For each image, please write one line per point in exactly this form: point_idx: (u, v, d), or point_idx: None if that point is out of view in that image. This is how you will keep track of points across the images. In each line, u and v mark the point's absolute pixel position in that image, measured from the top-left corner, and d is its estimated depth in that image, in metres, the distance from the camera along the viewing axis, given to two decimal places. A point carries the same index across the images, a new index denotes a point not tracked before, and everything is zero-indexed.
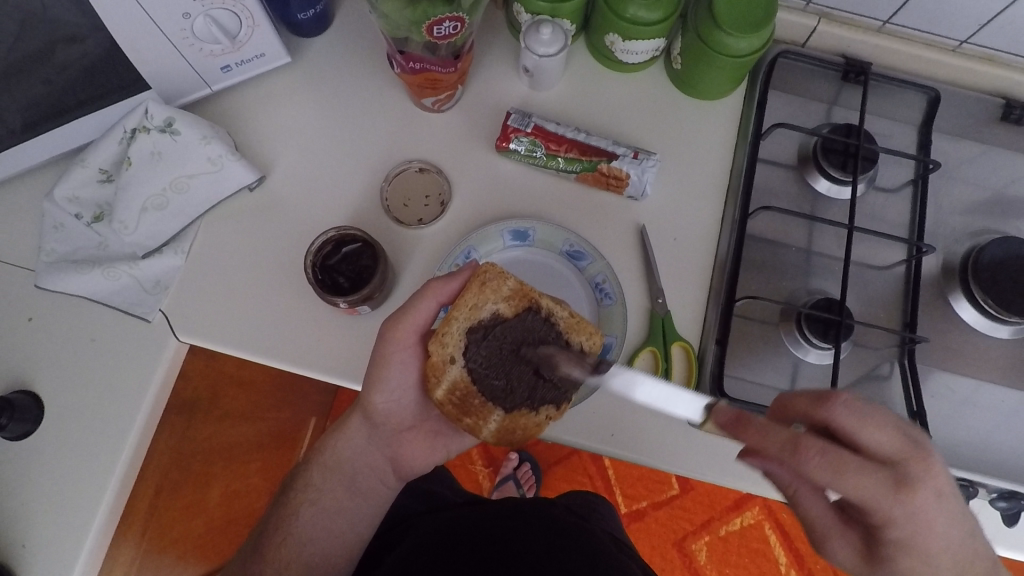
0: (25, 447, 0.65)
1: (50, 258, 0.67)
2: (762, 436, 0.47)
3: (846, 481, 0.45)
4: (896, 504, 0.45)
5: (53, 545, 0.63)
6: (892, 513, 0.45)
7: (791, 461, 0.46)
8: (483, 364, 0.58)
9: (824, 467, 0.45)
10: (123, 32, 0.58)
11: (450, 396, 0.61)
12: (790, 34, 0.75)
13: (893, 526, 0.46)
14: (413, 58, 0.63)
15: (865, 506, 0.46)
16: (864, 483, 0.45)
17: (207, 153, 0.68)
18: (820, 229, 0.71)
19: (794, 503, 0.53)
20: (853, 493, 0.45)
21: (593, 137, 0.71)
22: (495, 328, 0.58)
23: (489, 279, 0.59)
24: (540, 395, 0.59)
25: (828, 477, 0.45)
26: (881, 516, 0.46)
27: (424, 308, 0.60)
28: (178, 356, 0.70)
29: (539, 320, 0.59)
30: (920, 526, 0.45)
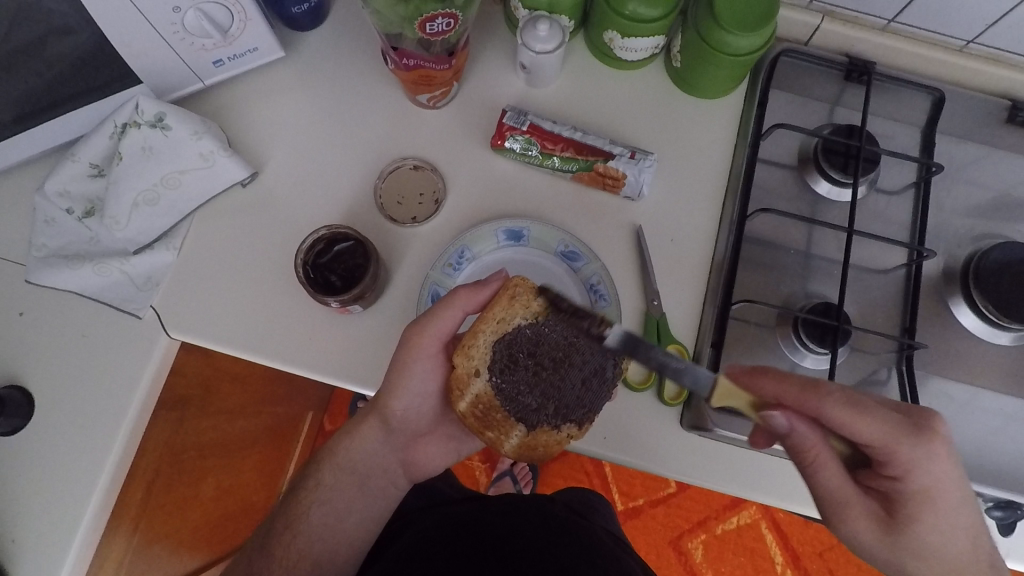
0: (15, 443, 0.65)
1: (41, 253, 0.66)
2: (780, 383, 0.53)
3: (864, 417, 0.51)
4: (906, 445, 0.50)
5: (43, 541, 0.63)
6: (909, 453, 0.50)
7: (811, 401, 0.52)
8: (507, 378, 0.59)
9: (846, 406, 0.51)
10: (113, 26, 0.57)
11: (473, 408, 0.62)
12: (792, 33, 0.74)
13: (911, 470, 0.50)
14: (407, 54, 0.62)
15: (884, 448, 0.50)
16: (878, 422, 0.50)
17: (199, 149, 0.67)
18: (819, 232, 0.70)
19: (809, 473, 0.54)
20: (869, 433, 0.51)
21: (590, 136, 0.70)
22: (523, 342, 0.59)
23: (518, 295, 0.59)
24: (561, 414, 0.60)
25: (845, 414, 0.51)
26: (896, 460, 0.51)
27: (450, 318, 0.60)
28: (169, 352, 0.69)
29: (566, 336, 0.58)
30: (931, 469, 0.50)
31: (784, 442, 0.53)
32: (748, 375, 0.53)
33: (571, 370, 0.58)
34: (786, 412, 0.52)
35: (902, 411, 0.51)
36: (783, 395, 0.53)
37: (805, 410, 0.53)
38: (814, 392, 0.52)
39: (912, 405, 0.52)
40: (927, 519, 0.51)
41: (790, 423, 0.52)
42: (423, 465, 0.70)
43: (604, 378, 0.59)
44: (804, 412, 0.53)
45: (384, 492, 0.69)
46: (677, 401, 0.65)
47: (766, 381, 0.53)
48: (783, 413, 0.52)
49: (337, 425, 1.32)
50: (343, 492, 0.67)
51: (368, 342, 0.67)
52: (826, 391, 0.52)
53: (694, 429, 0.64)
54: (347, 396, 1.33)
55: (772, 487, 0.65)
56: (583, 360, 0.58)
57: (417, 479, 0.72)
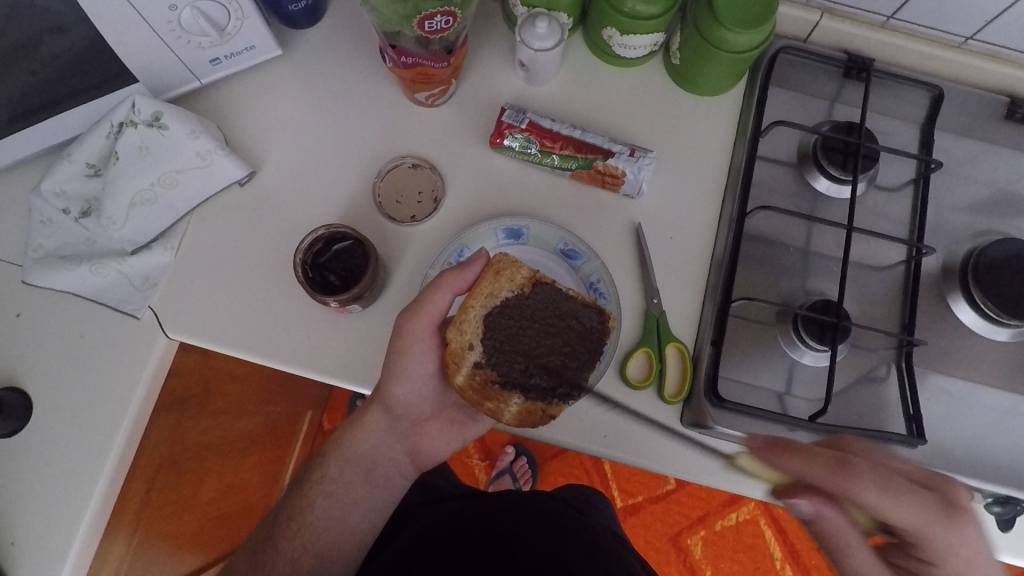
0: (13, 446, 0.64)
1: (38, 254, 0.66)
2: (805, 463, 0.51)
3: (897, 501, 0.48)
4: (944, 529, 0.47)
5: (42, 543, 0.62)
6: (946, 539, 0.47)
7: (840, 485, 0.49)
8: (502, 345, 0.59)
9: (879, 491, 0.48)
10: (109, 25, 0.56)
11: (470, 382, 0.60)
12: (791, 29, 0.73)
13: (942, 553, 0.48)
14: (405, 53, 0.62)
15: (919, 532, 0.48)
16: (913, 506, 0.48)
17: (196, 148, 0.67)
18: (819, 229, 0.70)
19: (835, 554, 0.52)
20: (904, 518, 0.48)
21: (589, 134, 0.70)
22: (513, 310, 0.60)
23: (503, 267, 0.61)
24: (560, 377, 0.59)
25: (879, 501, 0.48)
26: (932, 543, 0.48)
27: (439, 300, 0.61)
28: (167, 352, 0.69)
29: (553, 298, 0.60)
30: (962, 551, 0.47)
31: (811, 524, 0.52)
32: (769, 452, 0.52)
33: (564, 333, 0.60)
34: (808, 494, 0.51)
35: (937, 492, 0.49)
36: (811, 475, 0.51)
37: (835, 494, 0.50)
38: (845, 474, 0.49)
39: (937, 480, 0.50)
40: None
41: (817, 505, 0.51)
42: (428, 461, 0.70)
43: (591, 340, 0.61)
44: (832, 496, 0.50)
45: (386, 493, 0.69)
46: (678, 398, 0.65)
47: (788, 458, 0.51)
48: (806, 496, 0.51)
49: (336, 423, 1.32)
50: (346, 494, 0.67)
51: (368, 340, 0.67)
52: (857, 472, 0.49)
53: (695, 425, 0.64)
54: (346, 395, 1.33)
55: None
56: (570, 324, 0.60)
57: (422, 468, 0.72)
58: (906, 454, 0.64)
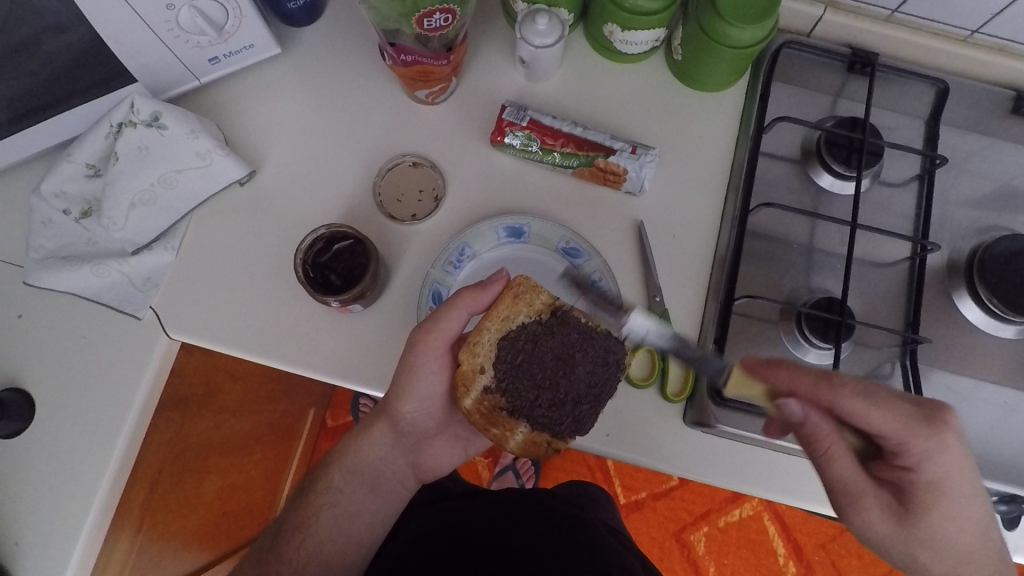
0: (17, 447, 0.64)
1: (39, 255, 0.66)
2: (796, 373, 0.53)
3: (878, 406, 0.50)
4: (921, 437, 0.49)
5: (46, 542, 0.63)
6: (922, 445, 0.50)
7: (824, 392, 0.52)
8: (515, 370, 0.59)
9: (861, 397, 0.51)
10: (107, 25, 0.56)
11: (478, 405, 0.60)
12: (795, 23, 0.73)
13: (923, 460, 0.50)
14: (405, 50, 0.61)
15: (897, 438, 0.50)
16: (892, 413, 0.50)
17: (196, 148, 0.66)
18: (822, 226, 0.70)
19: (823, 464, 0.54)
20: (882, 424, 0.50)
21: (590, 131, 0.69)
22: (530, 336, 0.59)
23: (522, 293, 0.60)
24: (572, 411, 0.58)
25: (860, 406, 0.51)
26: (910, 451, 0.50)
27: (454, 320, 0.60)
28: (169, 352, 0.69)
29: (568, 334, 0.59)
30: (945, 459, 0.50)
31: (798, 433, 0.54)
32: (763, 367, 0.55)
33: (579, 367, 0.58)
34: (801, 401, 0.53)
35: (916, 404, 0.51)
36: (799, 387, 0.53)
37: (820, 400, 0.53)
38: (828, 383, 0.52)
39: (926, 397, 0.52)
40: (940, 510, 0.51)
41: (804, 412, 0.53)
42: (426, 460, 0.70)
43: (606, 379, 0.58)
44: (819, 403, 0.53)
45: (388, 492, 0.69)
46: (680, 397, 0.65)
47: (779, 372, 0.54)
48: (797, 401, 0.53)
49: (339, 422, 1.32)
50: (348, 494, 0.67)
51: (370, 341, 0.67)
52: (840, 383, 0.52)
53: (698, 425, 0.64)
54: (348, 393, 1.33)
55: (779, 484, 0.65)
56: (586, 361, 0.58)
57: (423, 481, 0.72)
58: None
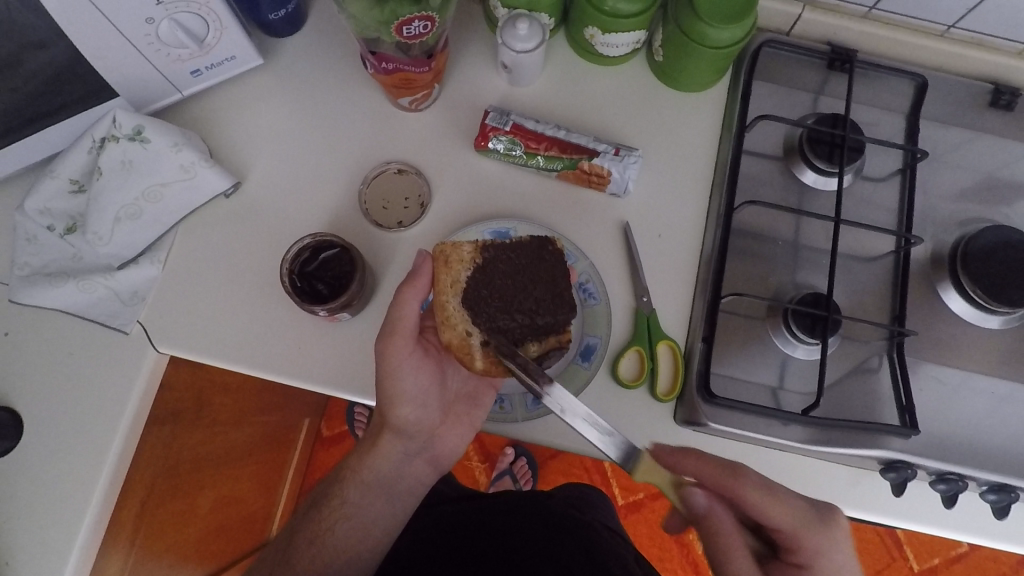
0: (6, 466, 0.64)
1: (24, 272, 0.66)
2: (701, 462, 0.56)
3: (781, 499, 0.54)
4: (815, 532, 0.54)
5: (37, 561, 0.62)
6: (815, 538, 0.54)
7: (728, 481, 0.55)
8: (490, 314, 0.63)
9: (766, 492, 0.54)
10: (88, 41, 0.56)
11: (488, 356, 0.64)
12: (774, 22, 0.73)
13: (817, 556, 0.54)
14: (385, 58, 0.62)
15: (794, 531, 0.54)
16: (789, 509, 0.54)
17: (180, 161, 0.66)
18: (807, 222, 0.70)
19: (724, 559, 0.54)
20: (779, 518, 0.54)
21: (574, 134, 0.69)
22: (479, 287, 0.64)
23: (449, 256, 0.64)
24: (557, 306, 0.64)
25: (759, 497, 0.54)
26: (804, 546, 0.54)
27: (411, 311, 0.62)
28: (158, 366, 0.69)
29: (503, 257, 0.64)
30: (837, 555, 0.54)
31: (699, 526, 0.55)
32: (674, 455, 0.57)
33: (530, 273, 0.64)
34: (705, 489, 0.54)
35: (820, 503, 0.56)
36: (704, 473, 0.56)
37: (723, 491, 0.55)
38: (732, 475, 0.55)
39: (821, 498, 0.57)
40: None
41: (708, 505, 0.54)
42: (441, 462, 0.71)
43: (557, 265, 0.65)
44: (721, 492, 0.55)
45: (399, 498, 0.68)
46: (670, 397, 0.65)
47: (690, 460, 0.56)
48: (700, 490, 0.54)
49: (335, 430, 1.32)
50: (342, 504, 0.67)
51: (358, 349, 0.67)
52: (746, 474, 0.55)
53: (689, 423, 0.64)
54: (343, 402, 1.33)
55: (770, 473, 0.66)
56: (531, 268, 0.64)
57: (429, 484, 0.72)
58: (900, 445, 0.64)
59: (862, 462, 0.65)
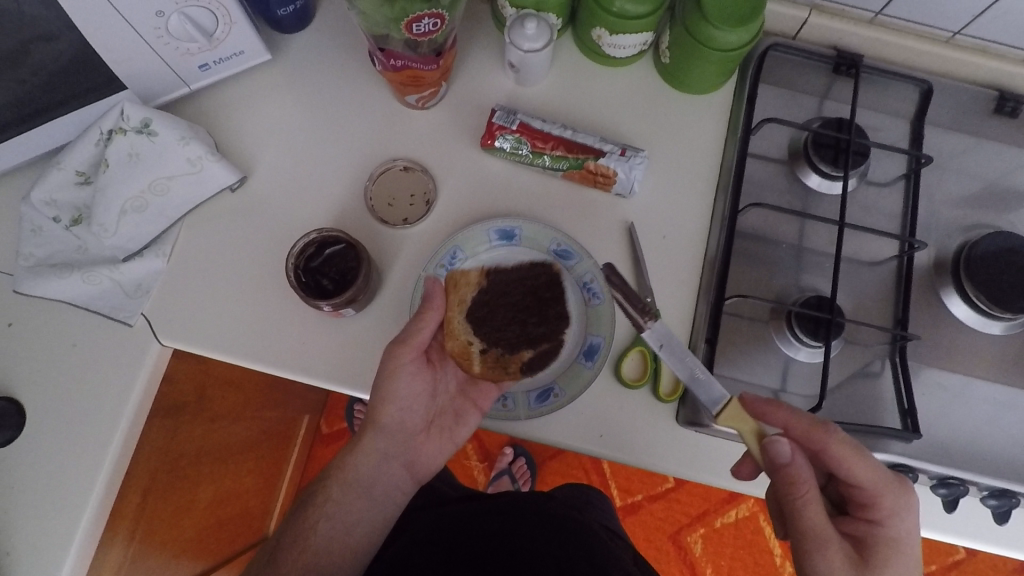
0: (7, 456, 0.64)
1: (29, 263, 0.66)
2: (792, 416, 0.56)
3: (864, 459, 0.54)
4: (892, 493, 0.54)
5: (37, 553, 0.62)
6: (893, 500, 0.54)
7: (819, 435, 0.54)
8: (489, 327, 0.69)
9: (855, 452, 0.54)
10: (97, 33, 0.56)
11: (484, 364, 0.68)
12: (780, 26, 0.74)
13: (890, 516, 0.54)
14: (394, 55, 0.61)
15: (875, 489, 0.54)
16: (874, 468, 0.54)
17: (187, 154, 0.66)
18: (811, 225, 0.70)
19: (797, 510, 0.53)
20: (863, 476, 0.54)
21: (580, 134, 0.69)
22: (481, 305, 0.69)
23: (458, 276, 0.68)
24: (554, 321, 0.68)
25: (849, 456, 0.54)
26: (879, 505, 0.55)
27: (431, 324, 0.63)
28: (161, 359, 0.68)
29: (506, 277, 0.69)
30: (906, 518, 0.55)
31: (777, 476, 0.54)
32: (765, 408, 0.57)
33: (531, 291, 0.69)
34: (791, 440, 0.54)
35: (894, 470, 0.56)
36: (794, 427, 0.56)
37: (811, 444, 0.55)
38: (825, 430, 0.54)
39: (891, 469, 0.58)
40: (891, 563, 0.53)
41: (792, 455, 0.53)
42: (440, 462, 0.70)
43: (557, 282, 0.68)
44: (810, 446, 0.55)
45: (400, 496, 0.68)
46: (672, 397, 0.65)
47: (782, 414, 0.56)
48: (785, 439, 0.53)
49: (334, 428, 1.32)
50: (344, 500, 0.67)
51: (361, 346, 0.67)
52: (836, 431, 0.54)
53: (691, 424, 0.64)
54: (342, 399, 1.33)
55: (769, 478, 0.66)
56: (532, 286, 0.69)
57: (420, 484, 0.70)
58: (901, 449, 0.64)
59: None
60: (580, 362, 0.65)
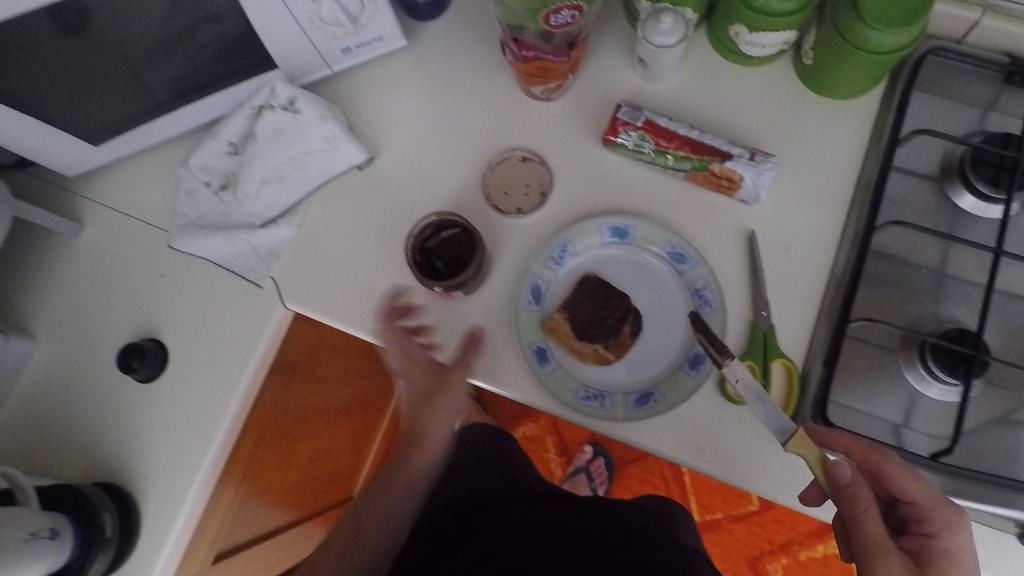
0: (150, 392, 0.72)
1: (183, 222, 0.73)
2: (847, 439, 0.55)
3: (916, 478, 0.53)
4: (951, 511, 0.52)
5: (168, 480, 0.70)
6: (949, 517, 0.52)
7: (876, 456, 0.53)
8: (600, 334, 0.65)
9: (905, 468, 0.53)
10: (259, 16, 0.61)
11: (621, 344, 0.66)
12: (944, 29, 0.67)
13: (948, 535, 0.52)
14: (527, 46, 0.62)
15: (929, 507, 0.52)
16: (926, 485, 0.53)
17: (323, 133, 0.70)
18: (958, 250, 0.64)
19: (856, 524, 0.52)
20: (918, 494, 0.53)
21: (708, 135, 0.67)
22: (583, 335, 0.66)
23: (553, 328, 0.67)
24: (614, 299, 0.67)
25: (904, 474, 0.52)
26: (934, 523, 0.53)
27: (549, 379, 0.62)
28: (284, 320, 0.74)
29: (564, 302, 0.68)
30: (962, 536, 0.52)
31: (836, 495, 0.53)
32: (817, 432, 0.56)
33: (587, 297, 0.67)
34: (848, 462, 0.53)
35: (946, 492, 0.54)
36: (852, 450, 0.54)
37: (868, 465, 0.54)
38: (881, 452, 0.53)
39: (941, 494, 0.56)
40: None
41: (853, 476, 0.52)
42: None
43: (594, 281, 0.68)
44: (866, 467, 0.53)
45: None
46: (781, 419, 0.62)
47: (835, 437, 0.55)
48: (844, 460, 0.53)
49: None
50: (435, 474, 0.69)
51: (466, 328, 0.69)
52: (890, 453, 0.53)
53: None
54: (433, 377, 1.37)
55: None
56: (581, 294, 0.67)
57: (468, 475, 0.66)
58: None
59: (994, 521, 0.59)
60: (685, 370, 0.64)
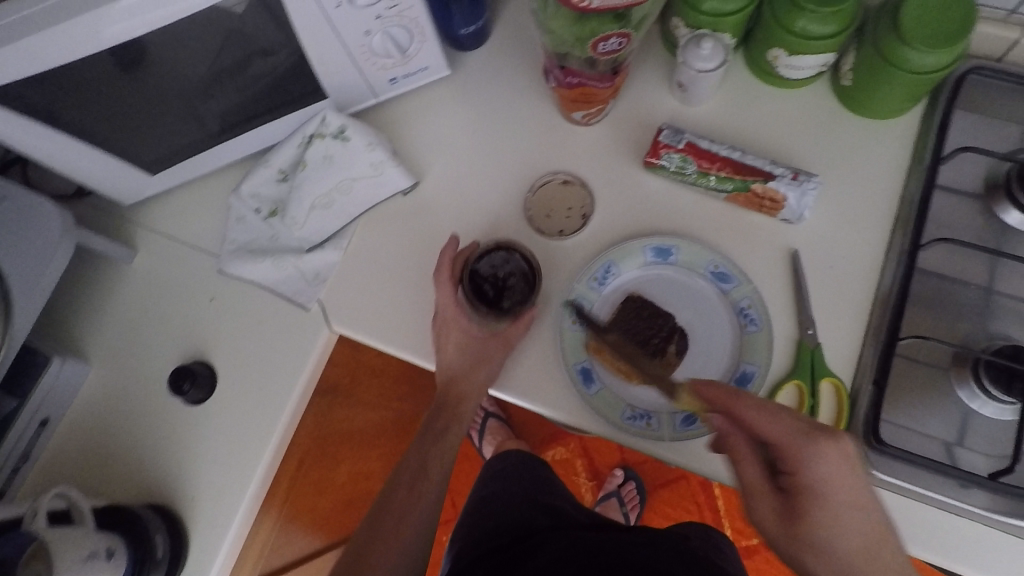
0: (198, 413, 0.73)
1: (232, 247, 0.75)
2: (718, 389, 0.57)
3: (768, 418, 0.54)
4: (806, 448, 0.52)
5: (215, 500, 0.71)
6: (807, 455, 0.53)
7: (729, 402, 0.56)
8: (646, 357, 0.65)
9: (756, 409, 0.55)
10: (313, 49, 0.64)
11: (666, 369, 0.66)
12: (983, 49, 0.67)
13: (803, 468, 0.53)
14: (572, 72, 0.64)
15: (790, 446, 0.53)
16: (783, 422, 0.54)
17: (371, 159, 0.72)
18: (1006, 267, 0.64)
19: (736, 463, 0.58)
20: (772, 432, 0.54)
21: (750, 156, 0.67)
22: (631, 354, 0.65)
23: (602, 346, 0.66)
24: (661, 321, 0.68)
25: (756, 416, 0.55)
26: (790, 459, 0.54)
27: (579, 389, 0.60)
28: (329, 342, 0.75)
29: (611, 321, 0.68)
30: (825, 468, 0.52)
31: (723, 441, 0.59)
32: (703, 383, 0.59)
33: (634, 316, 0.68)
34: (721, 414, 0.58)
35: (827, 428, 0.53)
36: (713, 398, 0.57)
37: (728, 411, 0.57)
38: (731, 396, 0.56)
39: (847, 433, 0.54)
40: (818, 514, 0.54)
41: (727, 425, 0.58)
42: None
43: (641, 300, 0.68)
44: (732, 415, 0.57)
45: None
46: None
47: (710, 389, 0.58)
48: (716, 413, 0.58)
49: None
50: None
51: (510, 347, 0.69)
52: (745, 398, 0.55)
53: None
54: None
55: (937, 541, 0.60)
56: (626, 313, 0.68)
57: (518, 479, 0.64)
58: None
59: None
60: None
